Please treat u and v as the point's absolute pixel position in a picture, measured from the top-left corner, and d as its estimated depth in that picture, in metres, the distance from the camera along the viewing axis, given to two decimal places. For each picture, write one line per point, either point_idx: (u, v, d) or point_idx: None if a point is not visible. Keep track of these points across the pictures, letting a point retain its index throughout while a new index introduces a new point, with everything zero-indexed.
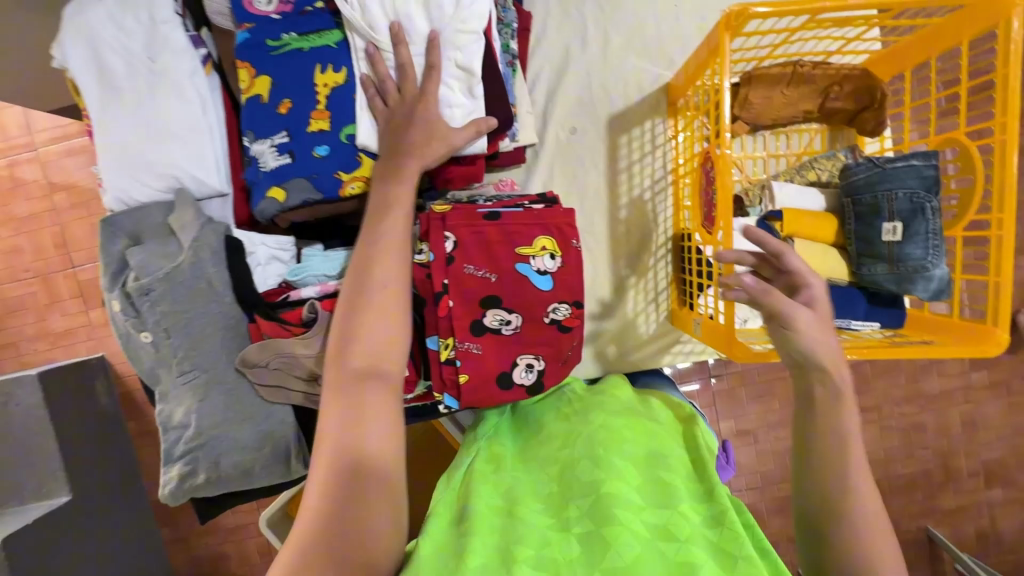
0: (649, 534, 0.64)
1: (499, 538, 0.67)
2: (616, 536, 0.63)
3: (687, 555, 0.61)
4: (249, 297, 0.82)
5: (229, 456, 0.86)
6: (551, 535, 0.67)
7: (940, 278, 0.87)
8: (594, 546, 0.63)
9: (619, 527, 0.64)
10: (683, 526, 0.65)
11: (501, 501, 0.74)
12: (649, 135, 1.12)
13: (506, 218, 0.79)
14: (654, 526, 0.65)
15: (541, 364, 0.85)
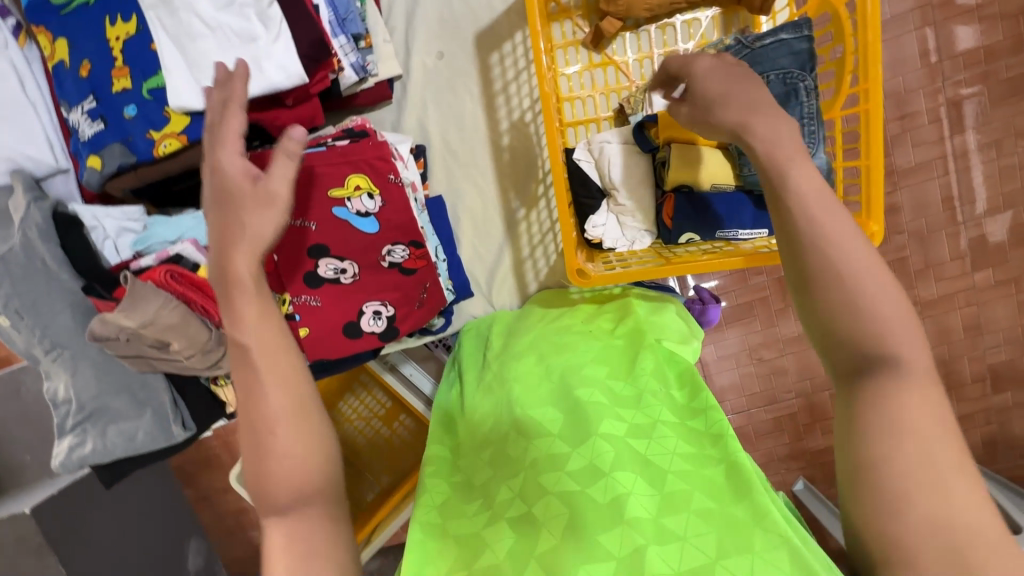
0: (575, 485, 0.58)
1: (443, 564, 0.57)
2: (547, 515, 0.56)
3: (613, 490, 0.55)
4: (88, 271, 0.83)
5: (115, 424, 0.90)
6: (485, 532, 0.59)
7: (821, 162, 0.74)
8: (524, 533, 0.56)
9: (546, 498, 0.58)
10: (603, 454, 0.59)
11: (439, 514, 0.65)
12: (521, 49, 1.02)
13: (312, 160, 0.75)
14: (579, 473, 0.59)
15: (390, 310, 0.82)
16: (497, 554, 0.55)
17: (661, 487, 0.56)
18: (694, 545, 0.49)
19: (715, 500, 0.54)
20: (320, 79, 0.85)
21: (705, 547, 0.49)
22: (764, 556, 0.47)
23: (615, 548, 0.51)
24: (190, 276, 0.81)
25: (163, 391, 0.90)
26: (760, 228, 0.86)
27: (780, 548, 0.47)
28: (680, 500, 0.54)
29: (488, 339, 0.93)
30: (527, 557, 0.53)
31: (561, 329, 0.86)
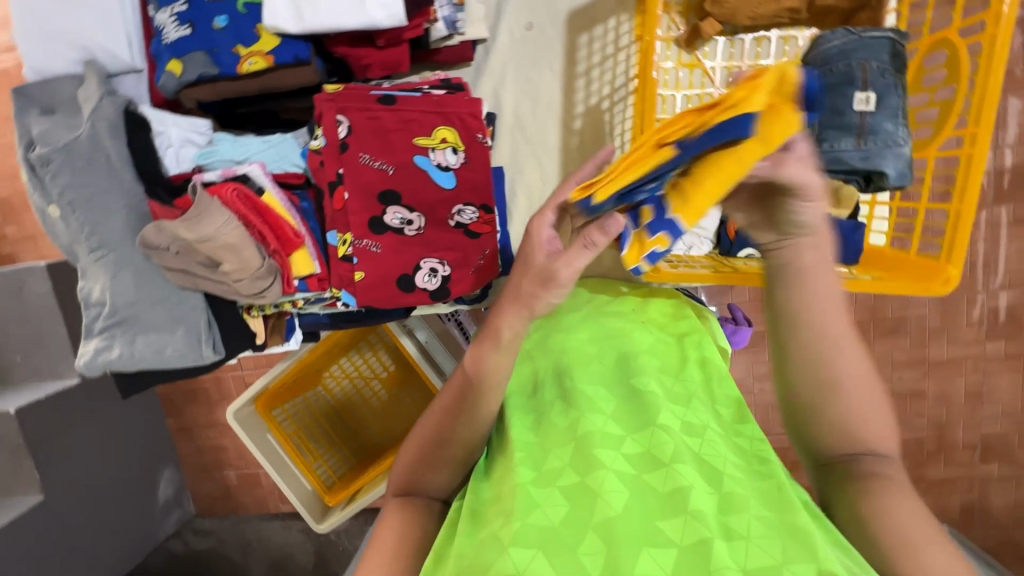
0: (631, 468, 0.57)
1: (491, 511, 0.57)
2: (602, 483, 0.55)
3: (675, 482, 0.55)
4: (153, 176, 0.82)
5: (144, 335, 0.88)
6: (534, 490, 0.56)
7: (906, 157, 0.76)
8: (580, 501, 0.54)
9: (603, 470, 0.56)
10: (664, 445, 0.59)
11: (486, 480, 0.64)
12: (612, 34, 1.01)
13: (404, 104, 0.74)
14: (634, 457, 0.59)
15: (446, 269, 0.80)
16: (552, 516, 0.53)
17: (719, 486, 0.55)
18: (758, 545, 0.49)
19: (772, 509, 0.54)
20: (416, 25, 0.84)
21: (771, 550, 0.49)
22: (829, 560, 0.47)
23: (678, 535, 0.51)
24: (254, 199, 0.79)
25: (199, 311, 0.89)
26: (826, 255, 0.84)
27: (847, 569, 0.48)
28: (737, 500, 0.54)
29: None
30: (583, 525, 0.52)
31: (607, 311, 0.84)
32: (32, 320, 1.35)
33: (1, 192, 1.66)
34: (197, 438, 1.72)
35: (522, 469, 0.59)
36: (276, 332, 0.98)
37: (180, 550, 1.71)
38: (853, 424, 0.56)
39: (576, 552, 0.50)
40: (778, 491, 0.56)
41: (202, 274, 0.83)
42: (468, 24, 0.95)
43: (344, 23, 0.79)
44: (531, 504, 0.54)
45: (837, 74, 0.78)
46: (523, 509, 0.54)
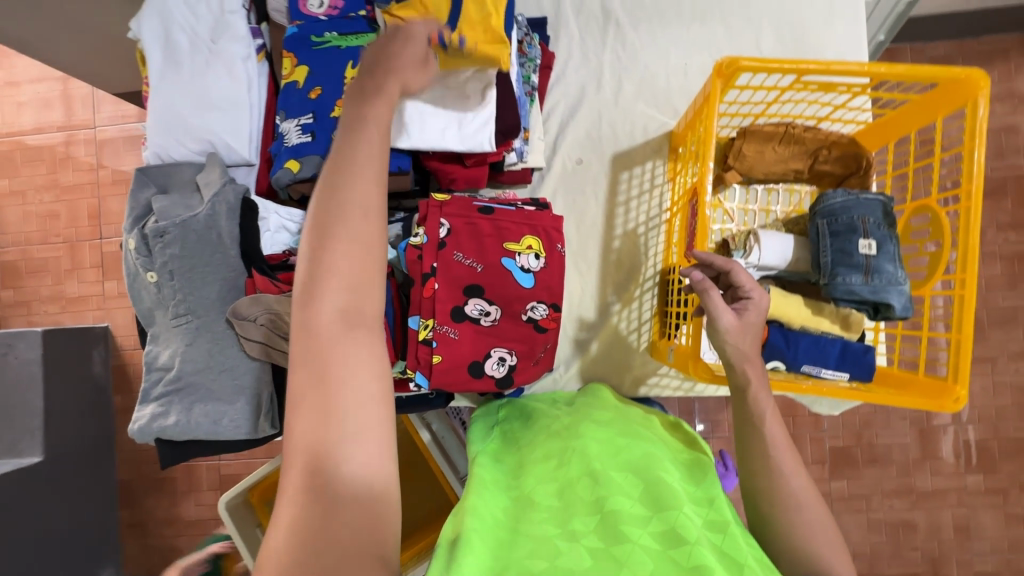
0: (657, 545, 0.58)
1: (512, 549, 0.60)
2: (629, 552, 0.57)
3: (698, 559, 0.55)
4: (254, 254, 0.90)
5: (203, 403, 0.90)
6: (560, 541, 0.60)
7: (906, 294, 0.92)
8: (603, 557, 0.57)
9: (630, 543, 0.58)
10: (688, 527, 0.60)
11: (502, 515, 0.68)
12: (648, 174, 1.21)
13: (501, 215, 0.87)
14: (660, 535, 0.59)
15: (513, 359, 0.89)
16: (577, 563, 0.56)
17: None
18: None
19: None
20: (498, 151, 1.00)
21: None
22: None
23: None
24: None
25: (263, 383, 0.91)
26: (842, 371, 0.96)
27: None
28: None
29: (556, 404, 0.97)
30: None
31: (629, 418, 0.88)
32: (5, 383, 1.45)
33: (7, 257, 1.74)
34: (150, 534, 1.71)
35: (546, 526, 0.63)
36: None
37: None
38: (803, 543, 0.67)
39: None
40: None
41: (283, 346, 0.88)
42: (530, 154, 1.12)
43: (449, 145, 0.95)
44: (553, 551, 0.58)
45: (842, 225, 0.95)
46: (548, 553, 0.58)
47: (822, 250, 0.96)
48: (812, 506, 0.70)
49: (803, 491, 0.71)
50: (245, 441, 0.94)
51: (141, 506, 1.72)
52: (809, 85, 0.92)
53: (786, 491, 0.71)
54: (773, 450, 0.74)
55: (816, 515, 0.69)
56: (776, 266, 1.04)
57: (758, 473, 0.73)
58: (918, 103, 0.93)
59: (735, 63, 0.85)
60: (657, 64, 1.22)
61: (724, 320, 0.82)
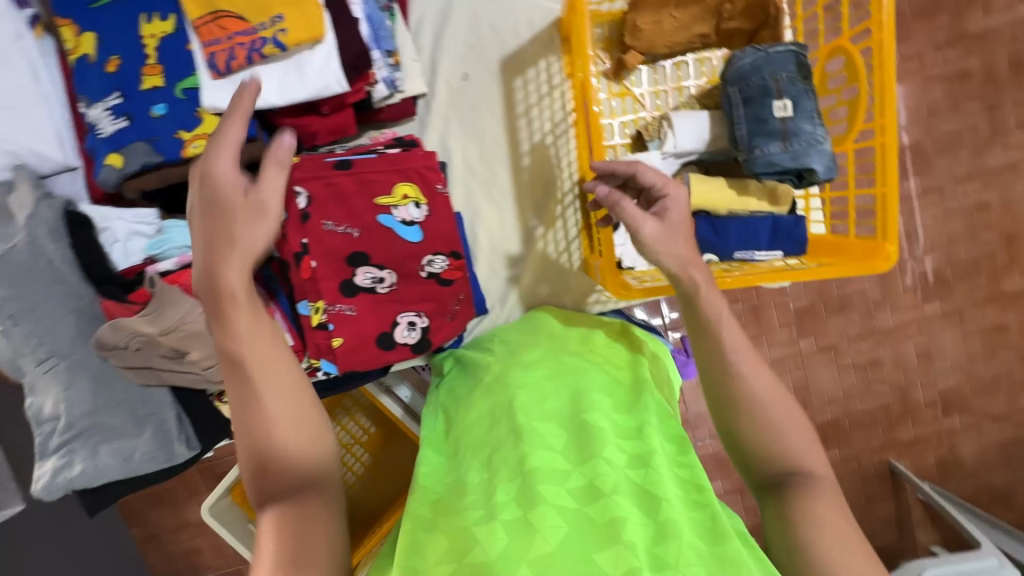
0: (574, 503, 0.55)
1: (433, 551, 0.54)
2: (542, 518, 0.53)
3: (613, 512, 0.53)
4: (102, 274, 0.79)
5: (108, 443, 0.82)
6: (477, 529, 0.54)
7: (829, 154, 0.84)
8: (518, 532, 0.52)
9: (543, 505, 0.54)
10: (607, 476, 0.56)
11: (430, 508, 0.61)
12: (544, 75, 1.07)
13: (363, 167, 0.79)
14: (579, 492, 0.57)
15: (424, 320, 0.83)
16: (488, 551, 0.51)
17: (656, 518, 0.53)
18: None
19: (704, 540, 0.53)
20: (357, 89, 0.85)
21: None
22: None
23: (610, 566, 0.48)
24: None
25: (167, 407, 0.84)
26: (776, 249, 0.91)
27: None
28: (672, 530, 0.52)
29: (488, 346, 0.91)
30: (519, 559, 0.50)
31: (563, 352, 0.82)
32: None
33: None
34: (164, 545, 1.67)
35: (472, 509, 0.57)
36: None
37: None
38: (777, 432, 0.63)
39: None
40: (713, 522, 0.54)
41: (166, 367, 0.79)
42: (406, 81, 0.96)
43: (294, 96, 0.80)
44: (469, 544, 0.52)
45: (759, 86, 0.85)
46: (460, 549, 0.52)
47: (735, 122, 0.88)
48: (779, 399, 0.65)
49: (763, 382, 0.65)
50: (172, 466, 0.88)
51: None
52: None
53: (741, 387, 0.65)
54: (734, 355, 0.67)
55: (779, 402, 0.64)
56: (694, 150, 0.95)
57: (719, 380, 0.66)
58: None
59: None
60: None
61: (647, 227, 0.74)
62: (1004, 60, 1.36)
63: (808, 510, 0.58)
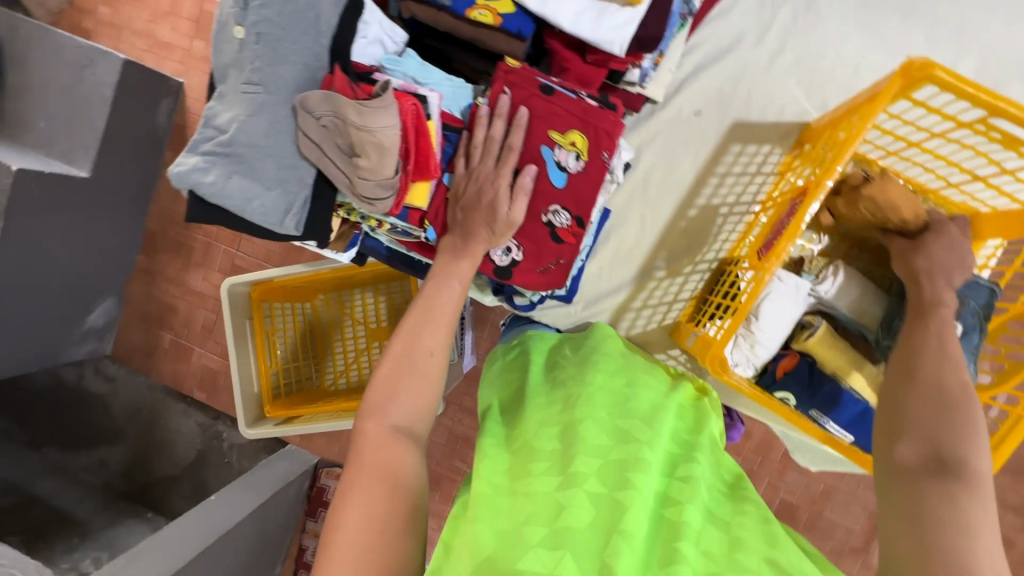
0: (654, 501, 0.58)
1: (512, 511, 0.57)
2: (630, 500, 0.55)
3: (690, 519, 0.55)
4: (343, 53, 0.86)
5: (242, 177, 0.89)
6: (559, 495, 0.57)
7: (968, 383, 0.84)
8: (605, 509, 0.55)
9: (632, 490, 0.56)
10: (684, 489, 0.59)
11: (505, 478, 0.64)
12: (760, 157, 1.10)
13: (558, 99, 0.87)
14: (658, 489, 0.59)
15: (520, 254, 0.92)
16: (577, 518, 0.54)
17: (728, 530, 0.56)
18: None
19: (780, 552, 0.54)
20: (625, 60, 0.91)
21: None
22: None
23: (694, 558, 0.50)
24: (422, 120, 0.82)
25: (303, 186, 0.91)
26: (849, 432, 0.92)
27: None
28: (746, 543, 0.54)
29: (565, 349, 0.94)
30: (608, 530, 0.52)
31: (636, 369, 0.86)
32: (75, 95, 1.45)
33: None
34: (156, 286, 1.81)
35: (546, 476, 0.60)
36: (341, 239, 1.07)
37: (73, 381, 1.72)
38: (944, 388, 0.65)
39: (602, 554, 0.50)
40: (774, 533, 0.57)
41: (336, 155, 0.85)
42: (652, 83, 1.03)
43: (580, 31, 0.86)
44: (556, 508, 0.55)
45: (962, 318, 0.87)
46: (551, 515, 0.55)
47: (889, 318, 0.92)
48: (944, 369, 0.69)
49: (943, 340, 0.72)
50: (268, 232, 0.94)
51: (160, 258, 1.80)
52: (988, 134, 0.80)
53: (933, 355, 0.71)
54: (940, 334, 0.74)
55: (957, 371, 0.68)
56: (837, 305, 0.97)
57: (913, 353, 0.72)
58: None
59: (928, 70, 0.72)
60: (831, 45, 1.06)
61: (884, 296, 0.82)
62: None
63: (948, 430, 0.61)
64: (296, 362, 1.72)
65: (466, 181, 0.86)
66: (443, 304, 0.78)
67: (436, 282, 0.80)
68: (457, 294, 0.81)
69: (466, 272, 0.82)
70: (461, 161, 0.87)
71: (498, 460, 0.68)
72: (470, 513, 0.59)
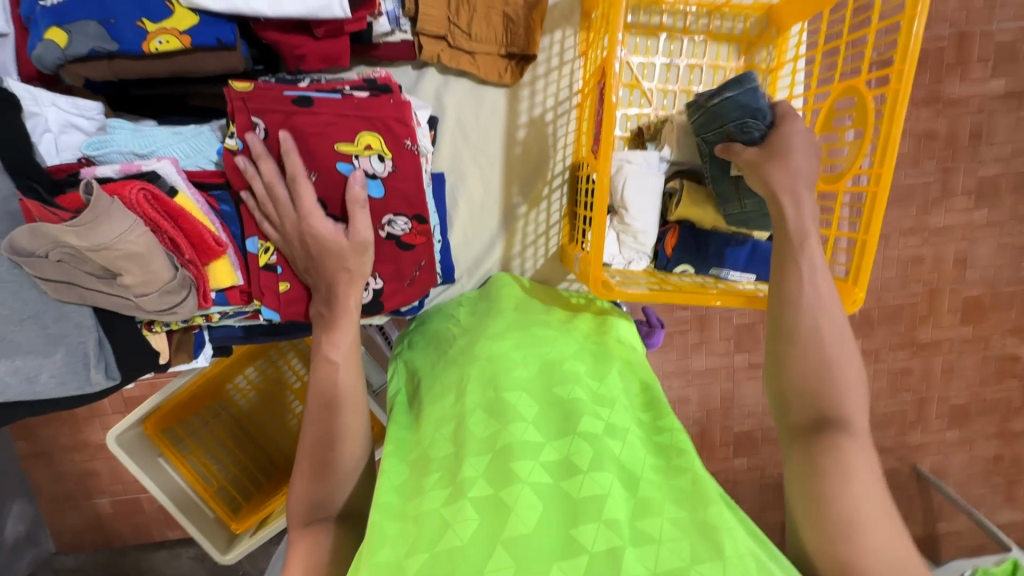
0: (550, 477, 0.58)
1: (398, 542, 0.56)
2: (517, 497, 0.55)
3: (590, 490, 0.56)
4: (22, 165, 0.66)
5: (7, 359, 0.72)
6: (445, 511, 0.56)
7: None
8: (491, 515, 0.54)
9: (519, 483, 0.56)
10: (584, 455, 0.60)
11: (399, 495, 0.63)
12: (557, 47, 1.01)
13: (321, 106, 0.71)
14: (553, 462, 0.60)
15: (379, 283, 0.80)
16: (460, 534, 0.53)
17: (633, 493, 0.57)
18: (669, 548, 0.51)
19: (686, 509, 0.55)
20: (358, 18, 0.77)
21: (679, 552, 0.50)
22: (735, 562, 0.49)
23: (590, 543, 0.51)
24: (165, 201, 0.67)
25: (87, 329, 0.74)
26: (750, 272, 0.93)
27: (750, 559, 0.49)
28: (652, 507, 0.55)
29: (455, 317, 0.92)
30: (493, 540, 0.52)
31: (530, 319, 0.88)
32: None
33: None
34: (61, 462, 1.56)
35: (434, 492, 0.60)
36: (183, 348, 0.92)
37: None
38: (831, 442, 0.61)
39: (484, 569, 0.49)
40: (693, 489, 0.58)
41: (94, 285, 0.70)
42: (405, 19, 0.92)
43: (288, 11, 0.71)
44: (440, 527, 0.54)
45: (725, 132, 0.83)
46: (432, 538, 0.54)
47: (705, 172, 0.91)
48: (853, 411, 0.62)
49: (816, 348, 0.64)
50: (88, 393, 0.79)
51: (36, 437, 1.56)
52: None
53: (809, 358, 0.64)
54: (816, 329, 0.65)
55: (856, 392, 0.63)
56: (687, 163, 0.95)
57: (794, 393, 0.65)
58: None
59: None
60: None
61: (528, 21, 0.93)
62: (965, 129, 1.45)
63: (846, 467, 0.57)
64: (240, 462, 1.57)
65: (286, 240, 0.73)
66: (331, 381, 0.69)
67: (319, 360, 0.70)
68: (345, 362, 0.71)
69: (347, 336, 0.72)
70: (268, 226, 0.74)
71: (395, 470, 0.67)
72: (361, 551, 0.57)
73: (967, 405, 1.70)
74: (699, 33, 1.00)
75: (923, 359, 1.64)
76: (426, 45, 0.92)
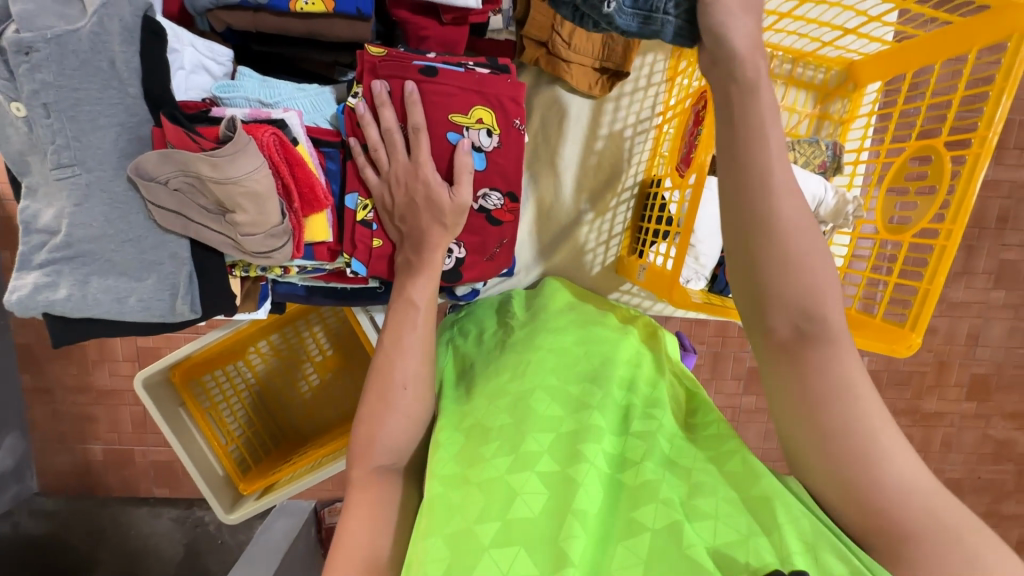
0: (608, 469, 0.61)
1: (467, 504, 0.58)
2: (583, 475, 0.58)
3: (648, 477, 0.58)
4: (161, 96, 0.71)
5: (102, 277, 0.74)
6: (510, 479, 0.58)
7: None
8: (559, 490, 0.57)
9: (584, 464, 0.59)
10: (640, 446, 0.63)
11: (458, 465, 0.64)
12: (647, 70, 1.06)
13: (445, 78, 0.75)
14: (611, 456, 0.63)
15: (461, 252, 0.82)
16: (529, 506, 0.55)
17: (687, 478, 0.60)
18: (726, 522, 0.53)
19: (734, 489, 0.58)
20: (484, 11, 0.82)
21: (735, 525, 0.53)
22: (791, 525, 0.52)
23: (650, 521, 0.53)
24: (289, 148, 0.71)
25: (180, 262, 0.77)
26: None
27: (804, 518, 0.53)
28: (706, 487, 0.58)
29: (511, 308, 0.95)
30: (562, 512, 0.54)
31: (585, 318, 0.91)
32: None
33: None
34: (60, 402, 1.56)
35: (497, 459, 0.62)
36: (250, 297, 0.94)
37: None
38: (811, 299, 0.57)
39: (555, 539, 0.52)
40: (749, 463, 0.61)
41: (202, 217, 0.73)
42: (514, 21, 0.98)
43: None
44: (508, 494, 0.57)
45: None
46: (500, 507, 0.55)
47: None
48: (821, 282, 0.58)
49: (779, 254, 0.57)
50: (162, 322, 0.81)
51: (48, 371, 1.55)
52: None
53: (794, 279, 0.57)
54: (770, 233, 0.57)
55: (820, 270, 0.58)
56: None
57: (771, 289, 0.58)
58: (951, 29, 0.84)
59: None
60: None
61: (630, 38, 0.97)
62: (994, 213, 1.51)
63: (839, 379, 0.56)
64: (252, 427, 1.56)
65: (388, 188, 0.76)
66: (411, 326, 0.72)
67: (400, 304, 0.74)
68: (425, 309, 0.74)
69: (428, 285, 0.74)
70: (369, 172, 0.76)
71: (450, 441, 0.68)
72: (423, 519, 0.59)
73: (961, 480, 1.72)
74: (782, 78, 1.05)
75: (925, 429, 1.67)
76: (528, 49, 0.97)
